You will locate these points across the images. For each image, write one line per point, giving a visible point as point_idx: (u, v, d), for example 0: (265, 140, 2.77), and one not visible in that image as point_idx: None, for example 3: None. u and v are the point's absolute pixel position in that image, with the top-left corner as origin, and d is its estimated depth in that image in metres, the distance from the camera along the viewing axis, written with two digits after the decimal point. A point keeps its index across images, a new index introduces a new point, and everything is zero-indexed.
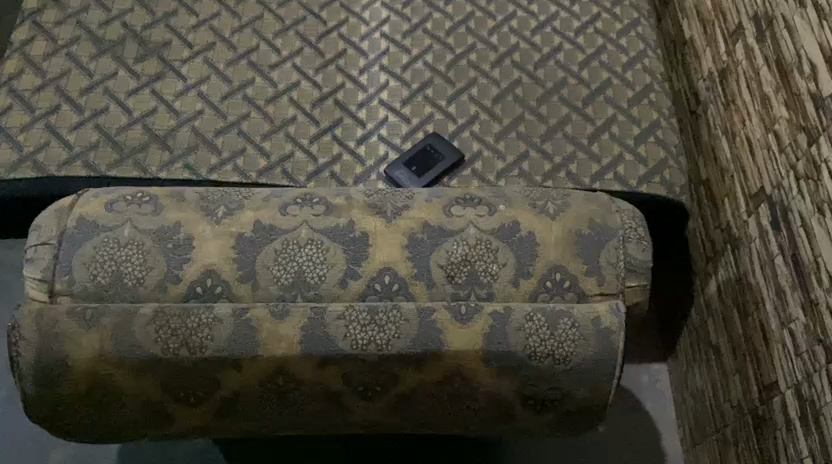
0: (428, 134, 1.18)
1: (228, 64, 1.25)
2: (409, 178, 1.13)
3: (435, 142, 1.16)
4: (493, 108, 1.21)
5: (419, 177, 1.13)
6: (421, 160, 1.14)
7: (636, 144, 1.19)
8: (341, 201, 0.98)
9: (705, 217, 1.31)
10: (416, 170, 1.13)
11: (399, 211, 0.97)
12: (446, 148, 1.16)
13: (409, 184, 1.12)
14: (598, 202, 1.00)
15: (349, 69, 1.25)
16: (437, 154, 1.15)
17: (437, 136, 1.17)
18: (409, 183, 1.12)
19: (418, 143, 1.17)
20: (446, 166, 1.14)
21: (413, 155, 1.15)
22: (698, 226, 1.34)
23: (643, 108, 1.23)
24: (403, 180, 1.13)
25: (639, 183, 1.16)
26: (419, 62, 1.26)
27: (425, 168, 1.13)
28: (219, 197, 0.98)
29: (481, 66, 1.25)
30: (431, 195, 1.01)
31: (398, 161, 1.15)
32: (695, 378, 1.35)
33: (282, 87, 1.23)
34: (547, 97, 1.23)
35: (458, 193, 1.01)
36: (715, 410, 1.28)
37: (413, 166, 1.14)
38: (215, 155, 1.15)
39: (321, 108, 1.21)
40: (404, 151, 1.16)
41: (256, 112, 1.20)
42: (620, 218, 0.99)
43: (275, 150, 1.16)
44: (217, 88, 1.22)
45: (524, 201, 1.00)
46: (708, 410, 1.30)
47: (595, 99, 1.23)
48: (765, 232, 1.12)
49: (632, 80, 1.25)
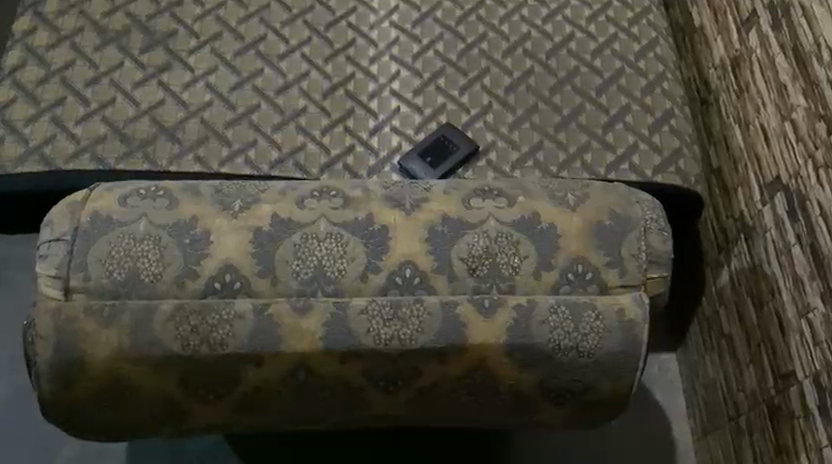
0: (441, 126, 1.16)
1: (235, 55, 1.23)
2: (424, 171, 1.11)
3: (448, 134, 1.15)
4: (506, 98, 1.20)
5: (433, 169, 1.11)
6: (435, 153, 1.13)
7: (651, 134, 1.18)
8: (358, 193, 0.97)
9: (717, 207, 1.31)
10: (430, 163, 1.12)
11: (417, 204, 0.96)
12: (460, 139, 1.14)
13: (424, 177, 1.11)
14: (618, 193, 0.99)
15: (358, 59, 1.24)
16: (452, 146, 1.13)
17: (450, 128, 1.16)
18: (424, 176, 1.11)
19: (431, 134, 1.15)
20: (461, 158, 1.13)
21: (426, 147, 1.14)
22: (709, 216, 1.34)
23: (657, 96, 1.22)
24: (418, 174, 1.11)
25: (654, 173, 1.15)
26: (430, 52, 1.24)
27: (439, 161, 1.12)
28: (235, 190, 0.96)
29: (493, 55, 1.24)
30: (449, 187, 0.99)
31: (411, 153, 1.13)
32: (707, 367, 1.35)
33: (291, 78, 1.21)
34: (560, 86, 1.21)
35: (476, 184, 1.00)
36: (728, 400, 1.28)
37: (427, 159, 1.12)
38: (226, 147, 1.13)
39: (332, 99, 1.19)
40: (417, 143, 1.15)
41: (266, 104, 1.18)
42: (641, 209, 0.98)
43: (286, 142, 1.14)
44: (225, 79, 1.20)
45: (543, 193, 0.99)
46: (721, 400, 1.30)
47: (608, 88, 1.22)
48: (781, 221, 1.12)
49: (645, 69, 1.24)
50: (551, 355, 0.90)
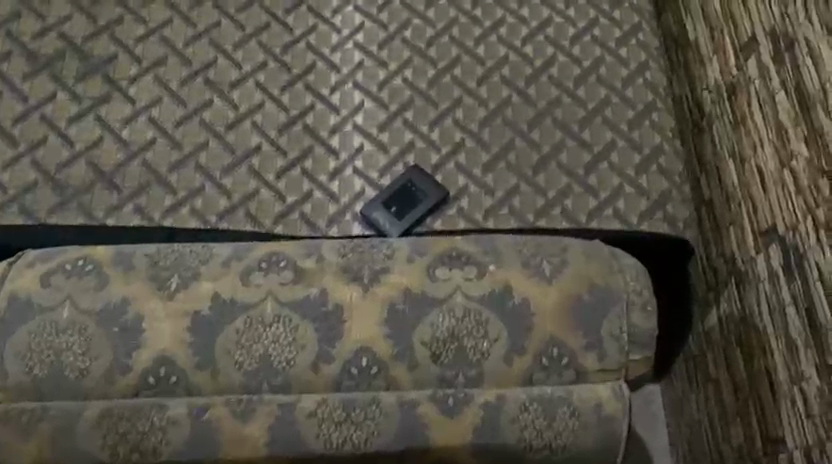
0: (408, 169, 1.05)
1: (182, 83, 1.11)
2: (390, 225, 1.01)
3: (416, 179, 1.04)
4: (480, 133, 1.09)
5: (400, 223, 1.01)
6: (402, 202, 1.02)
7: (637, 175, 1.08)
8: (311, 264, 0.87)
9: (707, 243, 1.22)
10: (396, 214, 1.02)
11: (375, 277, 0.86)
12: (429, 185, 1.04)
13: (390, 232, 1.00)
14: (599, 260, 0.90)
15: (318, 87, 1.12)
16: (420, 194, 1.03)
17: (418, 170, 1.05)
18: (390, 231, 1.00)
19: (398, 179, 1.04)
20: (430, 208, 1.02)
21: (392, 195, 1.03)
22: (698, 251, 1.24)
23: (645, 130, 1.11)
24: (383, 228, 1.01)
25: (640, 220, 1.05)
26: (397, 79, 1.12)
27: (407, 213, 1.02)
28: (172, 262, 0.86)
29: (467, 83, 1.12)
30: (412, 253, 0.90)
31: (375, 203, 1.03)
32: (691, 409, 1.28)
33: (243, 110, 1.10)
34: (540, 119, 1.11)
35: (443, 248, 0.91)
36: (711, 447, 1.21)
37: (393, 210, 1.02)
38: (170, 195, 1.02)
39: (288, 135, 1.08)
40: (381, 189, 1.04)
41: (215, 141, 1.07)
42: (623, 279, 0.89)
43: (238, 188, 1.04)
44: (170, 113, 1.09)
45: (517, 261, 0.89)
46: (704, 446, 1.23)
47: (593, 120, 1.11)
48: (775, 275, 1.03)
49: (633, 98, 1.13)
50: (521, 455, 0.83)
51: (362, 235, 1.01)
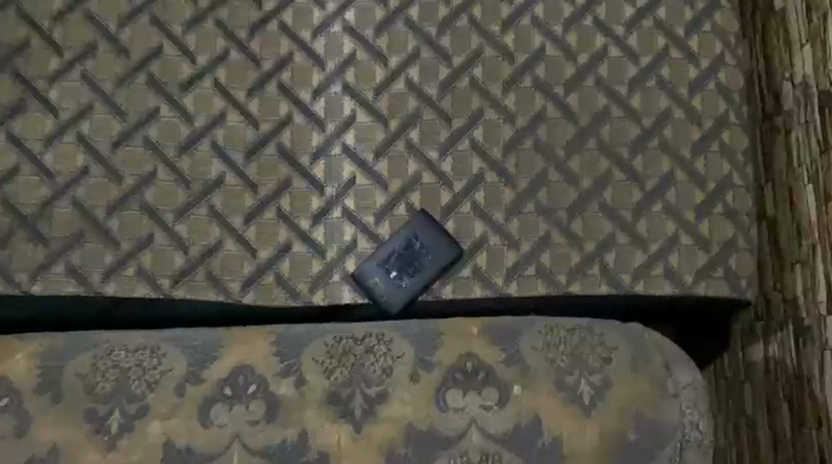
0: (415, 216, 0.83)
1: (118, 83, 0.85)
2: (389, 297, 0.81)
3: (424, 234, 0.82)
4: (505, 162, 0.85)
5: (403, 294, 0.81)
6: (405, 265, 0.82)
7: (698, 220, 0.86)
8: (289, 391, 0.70)
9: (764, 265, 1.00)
10: (398, 282, 0.81)
11: (382, 395, 0.70)
12: (440, 242, 0.82)
13: (390, 307, 0.81)
14: (653, 381, 0.73)
15: (296, 90, 0.85)
16: (429, 255, 0.82)
17: (428, 220, 0.83)
18: (389, 305, 0.81)
19: (401, 231, 0.83)
20: (440, 273, 0.82)
21: (393, 255, 0.82)
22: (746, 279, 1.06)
23: (712, 157, 0.87)
24: (382, 300, 0.81)
25: (695, 281, 0.85)
26: (400, 81, 0.86)
27: (412, 281, 0.82)
28: (112, 386, 0.70)
29: (489, 88, 0.86)
30: (420, 364, 0.72)
31: (372, 265, 0.82)
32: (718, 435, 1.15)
33: (199, 124, 0.84)
34: (581, 141, 0.86)
35: (457, 359, 0.72)
36: None
37: (394, 276, 0.81)
38: (111, 248, 0.81)
39: (258, 162, 0.84)
40: (381, 244, 0.83)
41: (164, 170, 0.83)
42: (678, 408, 0.72)
43: (196, 238, 0.82)
44: (104, 127, 0.84)
45: (549, 379, 0.72)
46: None
47: (647, 144, 0.87)
48: None
49: (701, 111, 0.88)
50: None
51: (353, 305, 0.82)
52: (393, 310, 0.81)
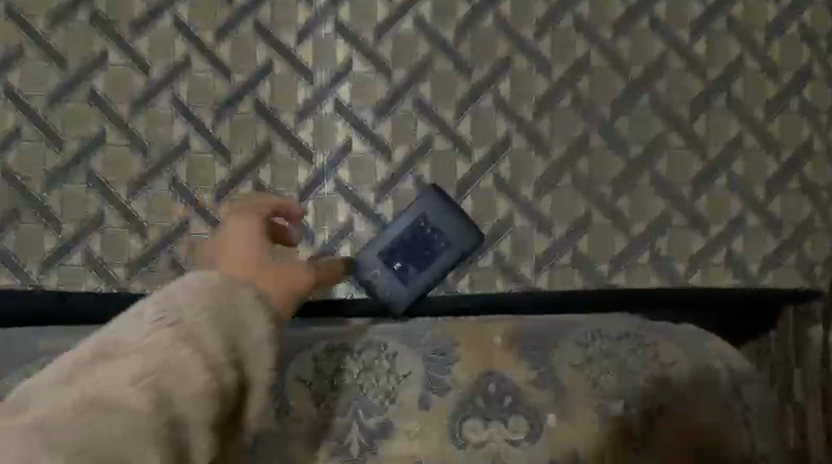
0: (426, 197, 0.67)
1: (53, 21, 0.67)
2: (389, 297, 0.66)
3: (436, 220, 0.67)
4: (536, 124, 0.69)
5: (406, 293, 0.66)
6: (411, 257, 0.66)
7: (769, 196, 0.71)
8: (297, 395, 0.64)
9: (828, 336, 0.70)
10: (401, 278, 0.66)
11: (385, 429, 0.64)
12: (456, 230, 0.67)
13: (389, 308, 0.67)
14: (723, 410, 0.67)
15: (278, 31, 0.68)
16: (441, 245, 0.66)
17: (443, 202, 0.67)
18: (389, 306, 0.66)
19: (408, 215, 0.67)
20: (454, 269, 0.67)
21: (398, 245, 0.67)
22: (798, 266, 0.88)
23: (790, 118, 0.71)
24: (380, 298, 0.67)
25: (763, 271, 0.71)
26: (407, 20, 0.69)
27: (418, 277, 0.66)
28: None
29: (519, 30, 0.69)
30: (430, 381, 0.65)
31: (370, 255, 0.66)
32: None
33: (157, 75, 0.68)
34: (631, 98, 0.70)
35: (476, 379, 0.65)
36: None
37: (397, 270, 0.66)
38: (52, 230, 0.66)
39: (231, 122, 0.68)
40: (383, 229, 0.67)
41: (115, 132, 0.67)
42: (738, 437, 0.67)
43: (157, 218, 0.67)
44: (38, 78, 0.67)
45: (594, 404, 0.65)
46: None
47: (711, 102, 0.70)
48: None
49: (780, 61, 0.71)
50: None
51: (346, 303, 0.67)
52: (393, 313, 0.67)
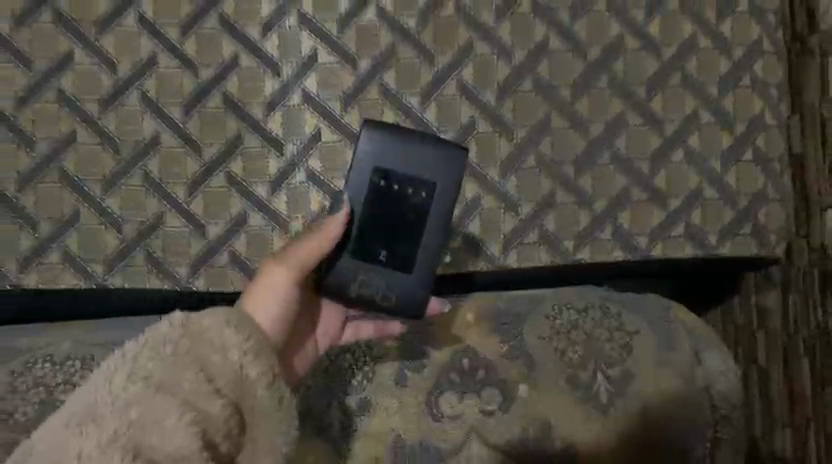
0: (366, 145, 0.60)
1: (17, 21, 0.67)
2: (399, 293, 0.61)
3: (393, 166, 0.61)
4: (500, 107, 0.71)
5: (416, 282, 0.61)
6: (391, 231, 0.61)
7: (724, 169, 0.74)
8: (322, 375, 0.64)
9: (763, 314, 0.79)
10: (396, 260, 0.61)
11: (366, 405, 0.64)
12: (423, 169, 0.61)
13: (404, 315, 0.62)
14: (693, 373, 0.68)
15: (243, 24, 0.69)
16: (419, 193, 0.61)
17: (386, 141, 0.61)
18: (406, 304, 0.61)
19: (364, 178, 0.60)
20: (446, 211, 0.61)
21: (372, 218, 0.61)
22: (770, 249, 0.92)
23: (741, 94, 0.74)
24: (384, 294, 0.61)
25: (720, 241, 0.74)
26: (370, 9, 0.70)
27: (413, 244, 0.61)
28: (34, 411, 0.65)
29: (479, 17, 0.71)
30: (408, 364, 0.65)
31: (358, 249, 0.61)
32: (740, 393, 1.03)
33: (125, 73, 0.68)
34: (589, 79, 0.72)
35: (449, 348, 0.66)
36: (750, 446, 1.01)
37: (389, 257, 0.61)
38: (27, 230, 0.67)
39: (201, 116, 0.69)
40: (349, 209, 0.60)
41: (87, 132, 0.68)
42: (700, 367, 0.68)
43: (131, 214, 0.68)
44: (6, 81, 0.67)
45: (562, 392, 0.65)
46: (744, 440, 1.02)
47: (667, 80, 0.73)
48: None
49: (731, 38, 0.74)
50: None
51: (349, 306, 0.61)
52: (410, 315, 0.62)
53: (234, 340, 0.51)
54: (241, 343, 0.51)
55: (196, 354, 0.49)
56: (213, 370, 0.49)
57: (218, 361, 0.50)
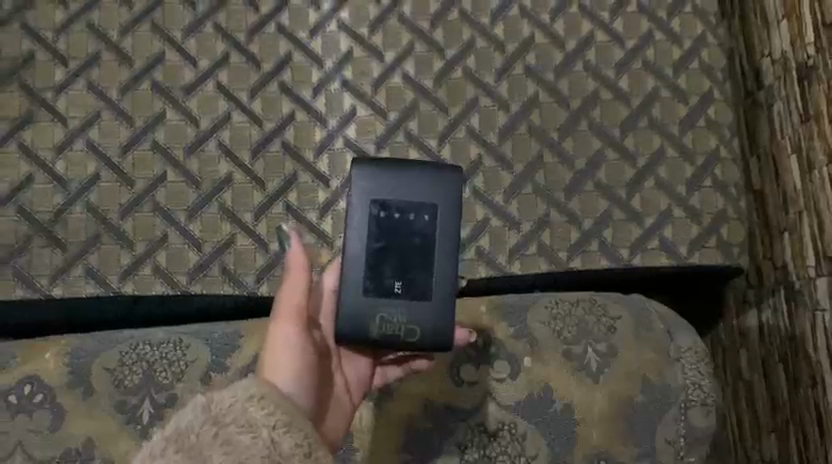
0: (363, 183, 0.68)
1: (123, 90, 0.87)
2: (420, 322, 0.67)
3: (393, 199, 0.68)
4: (502, 147, 0.89)
5: (434, 305, 0.67)
6: (402, 258, 0.68)
7: (689, 194, 0.90)
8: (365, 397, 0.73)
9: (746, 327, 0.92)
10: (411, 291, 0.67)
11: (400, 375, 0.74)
12: (425, 196, 0.69)
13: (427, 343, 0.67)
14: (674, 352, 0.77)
15: (298, 88, 0.88)
16: (422, 218, 0.68)
17: (377, 174, 0.69)
18: (429, 330, 0.67)
19: (364, 212, 0.68)
20: (449, 231, 0.68)
21: (382, 252, 0.68)
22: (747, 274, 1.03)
23: (699, 133, 0.91)
24: (405, 324, 0.67)
25: (690, 252, 0.89)
26: (397, 74, 0.89)
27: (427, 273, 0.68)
28: (139, 379, 0.72)
29: (483, 78, 0.90)
30: None
31: (373, 285, 0.67)
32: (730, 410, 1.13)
33: (205, 126, 0.87)
34: (573, 124, 0.90)
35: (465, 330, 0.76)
36: (743, 456, 1.09)
37: (404, 287, 0.67)
38: (126, 249, 0.84)
39: (264, 159, 0.87)
40: (359, 243, 0.68)
41: (174, 172, 0.86)
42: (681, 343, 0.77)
43: (209, 235, 0.85)
44: (112, 134, 0.86)
45: (559, 365, 0.75)
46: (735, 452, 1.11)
47: (637, 123, 0.91)
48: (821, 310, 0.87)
49: (686, 89, 0.92)
50: None
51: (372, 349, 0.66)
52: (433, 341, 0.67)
53: (262, 419, 0.54)
54: (269, 419, 0.54)
55: (224, 436, 0.52)
56: (244, 452, 0.51)
57: (247, 440, 0.52)
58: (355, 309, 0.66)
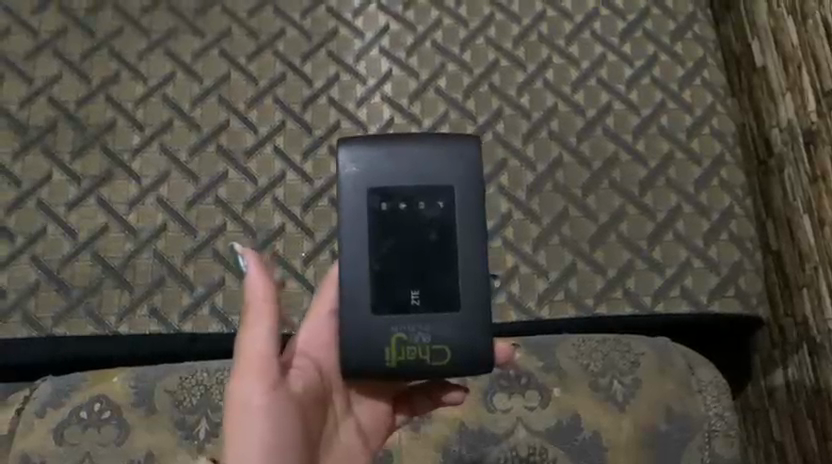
0: (364, 167, 0.70)
1: (191, 152, 0.98)
2: (446, 317, 0.69)
3: (398, 180, 0.70)
4: (529, 202, 0.97)
5: (455, 312, 0.69)
6: (418, 256, 0.69)
7: (707, 246, 0.96)
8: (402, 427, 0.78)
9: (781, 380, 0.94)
10: (432, 278, 0.69)
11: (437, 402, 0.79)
12: (435, 179, 0.70)
13: (455, 339, 0.68)
14: (698, 389, 0.81)
15: None
16: (437, 204, 0.70)
17: (371, 163, 0.70)
18: (453, 343, 0.68)
19: (366, 204, 0.69)
20: (463, 218, 0.70)
21: (397, 242, 0.69)
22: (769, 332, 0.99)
23: (714, 191, 0.98)
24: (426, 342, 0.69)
25: (710, 299, 0.94)
26: None
27: (447, 257, 0.70)
28: (197, 400, 0.79)
29: (511, 142, 0.99)
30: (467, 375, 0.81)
31: (389, 289, 0.69)
32: None
33: (263, 184, 0.97)
34: (595, 183, 0.98)
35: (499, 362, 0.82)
36: None
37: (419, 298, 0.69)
38: (187, 291, 0.92)
39: (314, 213, 0.96)
40: (362, 246, 0.69)
41: (233, 223, 0.95)
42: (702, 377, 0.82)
43: None
44: (180, 191, 0.96)
45: (587, 393, 0.80)
46: None
47: (654, 182, 0.99)
48: None
49: (700, 152, 1.00)
50: None
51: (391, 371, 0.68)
52: (462, 345, 0.69)
53: None
54: None
55: None
56: None
57: None
58: (366, 327, 0.69)
